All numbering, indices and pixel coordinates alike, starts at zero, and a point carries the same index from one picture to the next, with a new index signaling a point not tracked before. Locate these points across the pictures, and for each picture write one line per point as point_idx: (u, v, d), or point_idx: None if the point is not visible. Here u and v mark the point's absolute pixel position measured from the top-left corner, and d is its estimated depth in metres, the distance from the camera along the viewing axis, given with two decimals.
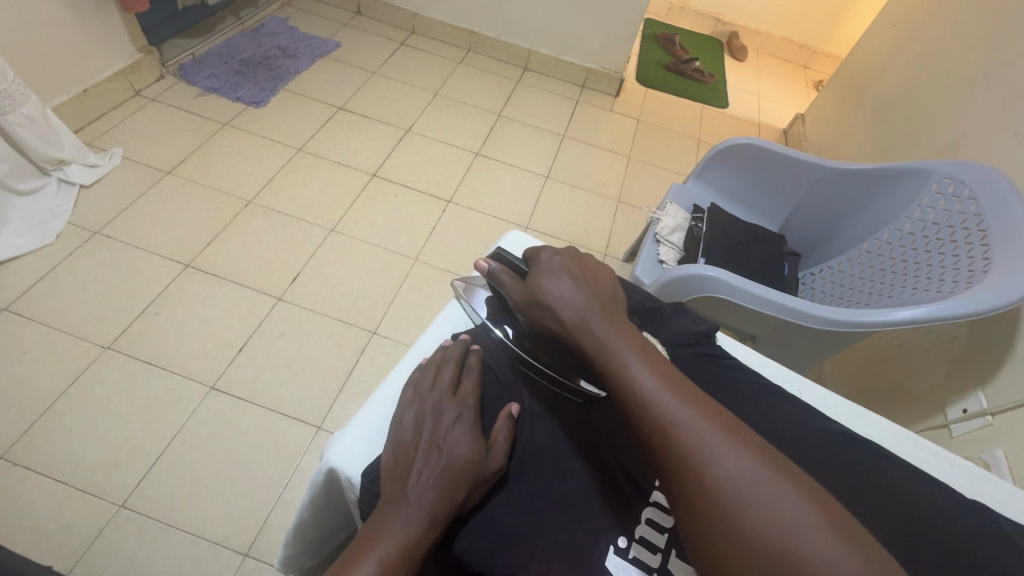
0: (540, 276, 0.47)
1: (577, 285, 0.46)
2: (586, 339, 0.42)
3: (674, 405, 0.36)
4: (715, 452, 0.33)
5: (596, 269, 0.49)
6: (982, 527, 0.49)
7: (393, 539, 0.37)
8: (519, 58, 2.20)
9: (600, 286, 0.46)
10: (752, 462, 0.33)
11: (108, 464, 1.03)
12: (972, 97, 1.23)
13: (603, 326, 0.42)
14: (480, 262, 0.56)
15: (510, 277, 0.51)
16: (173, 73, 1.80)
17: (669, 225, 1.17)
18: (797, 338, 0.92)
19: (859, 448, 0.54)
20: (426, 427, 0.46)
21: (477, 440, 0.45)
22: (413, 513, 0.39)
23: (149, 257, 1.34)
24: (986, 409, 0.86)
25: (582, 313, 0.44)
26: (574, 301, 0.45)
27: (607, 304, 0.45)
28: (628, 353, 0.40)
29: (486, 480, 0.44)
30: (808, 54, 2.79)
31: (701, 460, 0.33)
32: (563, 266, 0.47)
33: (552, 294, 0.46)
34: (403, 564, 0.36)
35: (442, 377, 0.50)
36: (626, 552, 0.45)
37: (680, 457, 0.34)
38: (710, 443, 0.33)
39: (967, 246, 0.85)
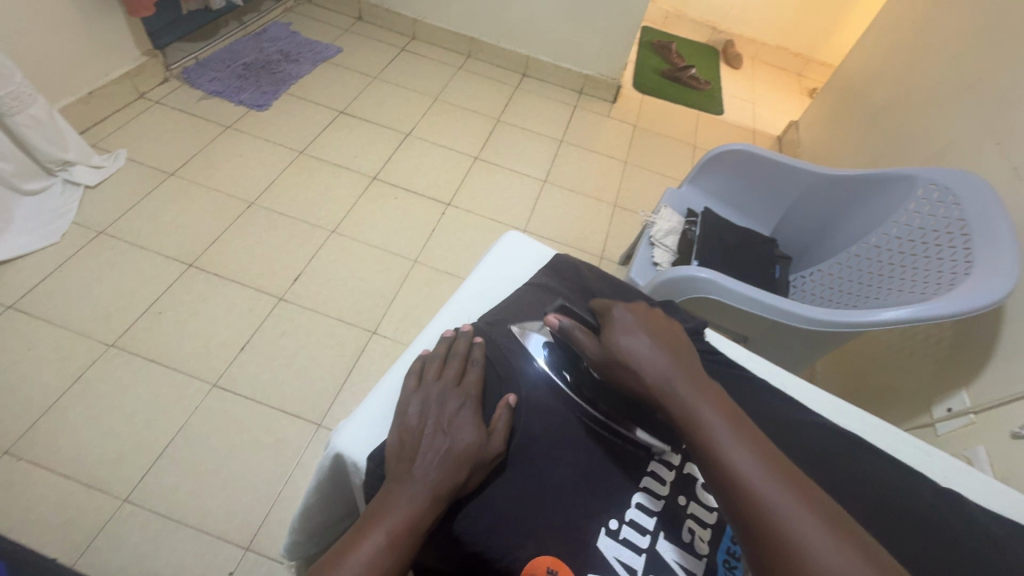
0: (620, 338, 0.48)
1: (657, 347, 0.47)
2: (676, 407, 0.43)
3: (773, 488, 0.37)
4: (820, 547, 0.34)
5: (668, 326, 0.50)
6: (957, 515, 0.52)
7: (399, 514, 0.41)
8: (518, 64, 2.24)
9: (680, 349, 0.48)
10: (855, 555, 0.34)
11: (111, 459, 1.05)
12: (958, 106, 1.27)
13: (693, 393, 0.43)
14: (548, 319, 0.53)
15: (584, 333, 0.50)
16: (177, 76, 1.83)
17: (664, 228, 1.20)
18: (788, 338, 0.94)
19: (843, 441, 0.57)
20: (432, 415, 0.48)
21: (479, 426, 0.47)
22: (417, 491, 0.42)
23: (153, 257, 1.36)
24: (969, 407, 0.89)
25: (669, 378, 0.44)
26: (659, 366, 0.45)
27: (688, 367, 0.46)
28: (721, 426, 0.41)
29: (487, 464, 0.47)
30: (802, 62, 2.83)
31: (807, 551, 0.34)
32: (639, 325, 0.49)
33: (635, 359, 0.46)
34: (410, 537, 0.40)
35: (446, 369, 0.53)
36: (617, 533, 0.47)
37: (784, 544, 0.35)
38: (816, 535, 0.35)
39: (949, 249, 0.89)
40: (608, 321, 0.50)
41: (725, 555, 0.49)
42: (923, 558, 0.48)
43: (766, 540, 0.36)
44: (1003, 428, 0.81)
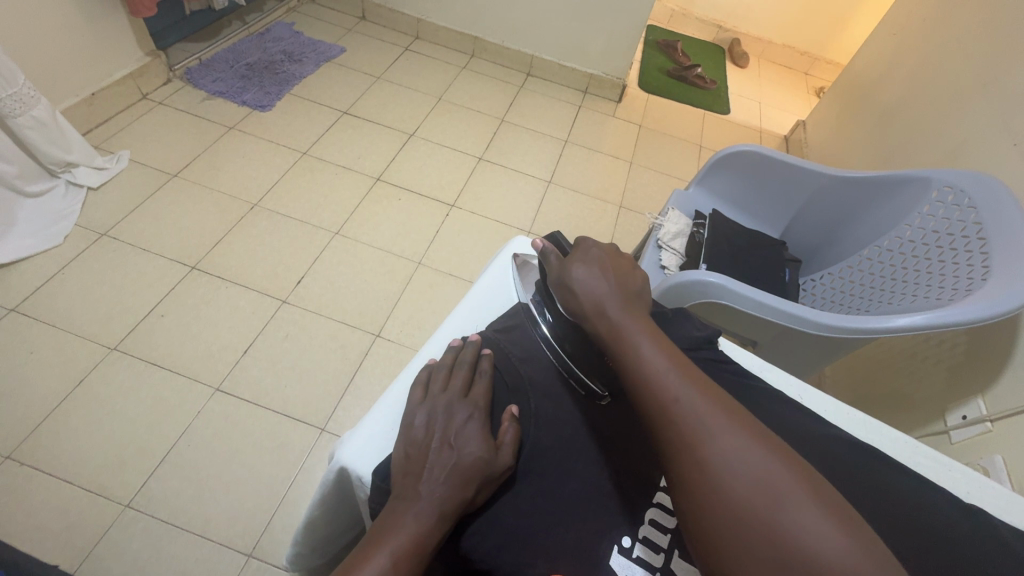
0: (574, 266, 0.52)
1: (603, 276, 0.50)
2: (607, 322, 0.47)
3: (678, 386, 0.40)
4: (712, 428, 0.37)
5: (627, 267, 0.53)
6: (979, 531, 0.51)
7: (404, 534, 0.39)
8: (522, 63, 2.22)
9: (628, 281, 0.51)
10: (745, 438, 0.36)
11: (114, 464, 1.04)
12: (972, 106, 1.24)
13: (624, 313, 0.47)
14: (535, 242, 0.60)
15: (555, 255, 0.55)
16: (180, 76, 1.82)
17: (671, 231, 1.18)
18: (800, 344, 0.92)
19: (861, 454, 0.55)
20: (438, 426, 0.47)
21: (486, 439, 0.45)
22: (423, 508, 0.40)
23: (156, 259, 1.35)
24: (984, 415, 0.88)
25: (605, 301, 0.48)
26: (600, 286, 0.49)
27: (628, 296, 0.49)
28: (644, 335, 0.45)
29: (495, 478, 0.45)
30: (809, 61, 2.80)
31: (698, 433, 0.37)
32: (597, 258, 0.52)
33: (581, 280, 0.50)
34: (416, 557, 0.39)
35: (453, 379, 0.52)
36: (630, 551, 0.47)
37: (681, 428, 0.38)
38: (707, 418, 0.37)
39: (966, 253, 0.86)
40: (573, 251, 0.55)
41: None
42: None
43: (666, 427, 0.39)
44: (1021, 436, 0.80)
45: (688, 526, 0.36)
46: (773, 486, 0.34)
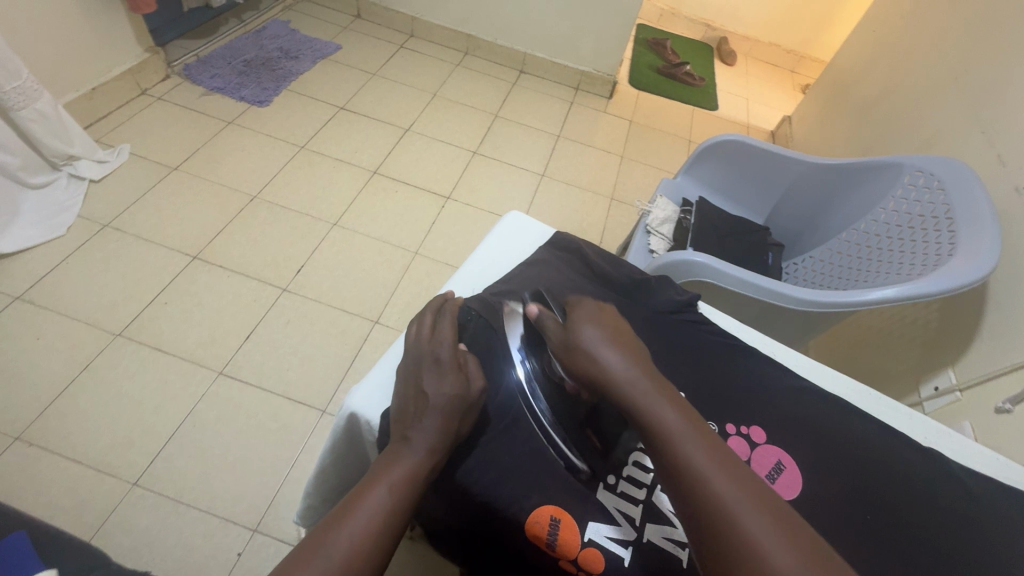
0: (583, 332, 0.48)
1: (616, 347, 0.47)
2: (636, 399, 0.43)
3: (730, 485, 0.36)
4: (762, 539, 0.33)
5: (631, 335, 0.50)
6: (934, 473, 0.56)
7: (399, 468, 0.42)
8: (515, 60, 2.26)
9: (639, 351, 0.48)
10: (805, 553, 0.33)
11: (121, 445, 1.07)
12: (945, 98, 1.30)
13: (654, 389, 0.43)
14: (529, 308, 0.55)
15: (554, 321, 0.51)
16: (178, 73, 1.85)
17: (660, 217, 1.23)
18: (781, 320, 0.96)
19: (831, 406, 0.60)
20: (414, 372, 0.50)
21: (460, 377, 0.48)
22: (415, 447, 0.44)
23: (158, 249, 1.38)
24: (955, 385, 0.93)
25: (631, 375, 0.44)
26: (619, 358, 0.45)
27: (647, 367, 0.46)
28: (676, 416, 0.41)
29: (473, 410, 0.49)
30: (794, 59, 2.87)
31: (751, 547, 0.33)
32: (605, 324, 0.49)
33: (596, 348, 0.46)
34: (412, 484, 0.42)
35: (425, 326, 0.54)
36: (615, 487, 0.52)
37: (727, 536, 0.34)
38: (767, 529, 0.34)
39: (935, 232, 0.92)
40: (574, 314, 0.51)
41: None
42: (898, 511, 0.52)
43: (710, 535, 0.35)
44: (988, 403, 0.85)
45: None
46: None
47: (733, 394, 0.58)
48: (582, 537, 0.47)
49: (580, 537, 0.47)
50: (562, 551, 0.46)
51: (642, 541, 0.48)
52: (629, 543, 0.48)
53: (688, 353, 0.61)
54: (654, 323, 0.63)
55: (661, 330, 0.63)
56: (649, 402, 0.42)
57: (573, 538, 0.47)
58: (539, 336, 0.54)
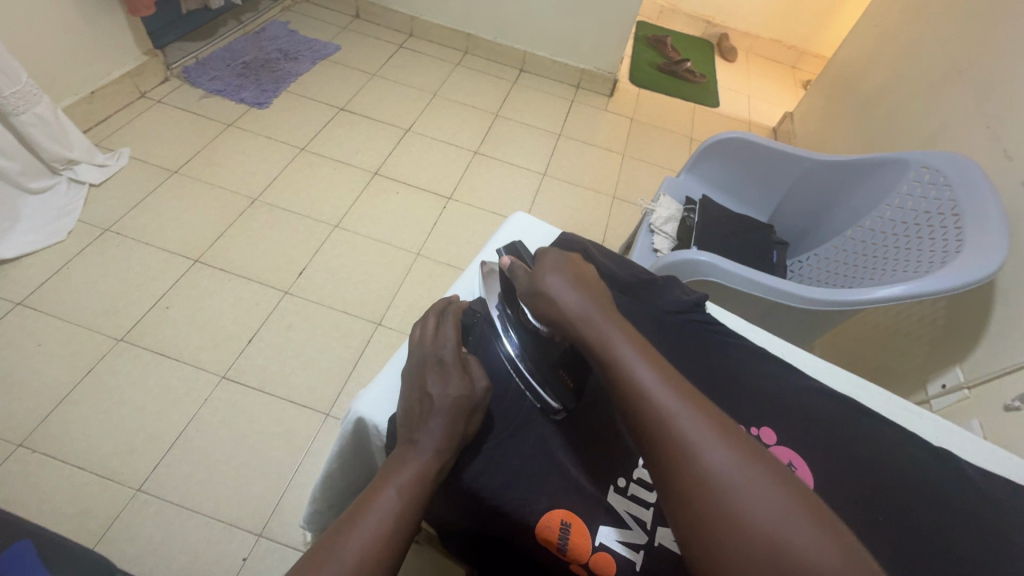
0: (546, 274, 0.49)
1: (576, 285, 0.48)
2: (590, 330, 0.44)
3: (671, 396, 0.38)
4: (696, 438, 0.35)
5: (594, 276, 0.52)
6: (946, 473, 0.55)
7: (406, 471, 0.42)
8: (514, 59, 2.25)
9: (599, 289, 0.49)
10: (738, 451, 0.34)
11: (124, 451, 1.07)
12: (950, 93, 1.29)
13: (608, 320, 0.44)
14: (503, 260, 0.57)
15: (522, 268, 0.53)
16: (177, 75, 1.84)
17: (663, 215, 1.21)
18: (788, 318, 0.96)
19: (840, 405, 0.59)
20: (419, 376, 0.49)
21: (465, 378, 0.48)
22: (422, 448, 0.44)
23: (159, 253, 1.37)
24: (963, 382, 0.92)
25: (587, 309, 0.46)
26: (577, 296, 0.47)
27: (604, 302, 0.47)
28: (625, 341, 0.42)
29: (478, 411, 0.49)
30: (795, 54, 2.86)
31: (685, 447, 0.35)
32: (567, 265, 0.50)
33: (557, 289, 0.48)
34: (420, 487, 0.42)
35: (428, 328, 0.54)
36: (625, 490, 0.51)
37: (664, 439, 0.36)
38: (701, 431, 0.35)
39: (941, 230, 0.91)
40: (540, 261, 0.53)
41: None
42: (910, 512, 0.52)
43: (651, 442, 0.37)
44: (997, 400, 0.84)
45: (685, 540, 0.34)
46: (770, 503, 0.32)
47: (742, 394, 0.58)
48: (592, 542, 0.46)
49: (591, 542, 0.46)
50: (573, 555, 0.46)
51: (653, 545, 0.48)
52: (640, 547, 0.47)
53: (696, 355, 0.60)
54: (662, 326, 0.62)
55: (670, 332, 0.62)
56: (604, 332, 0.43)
57: (585, 543, 0.46)
58: (512, 286, 0.56)
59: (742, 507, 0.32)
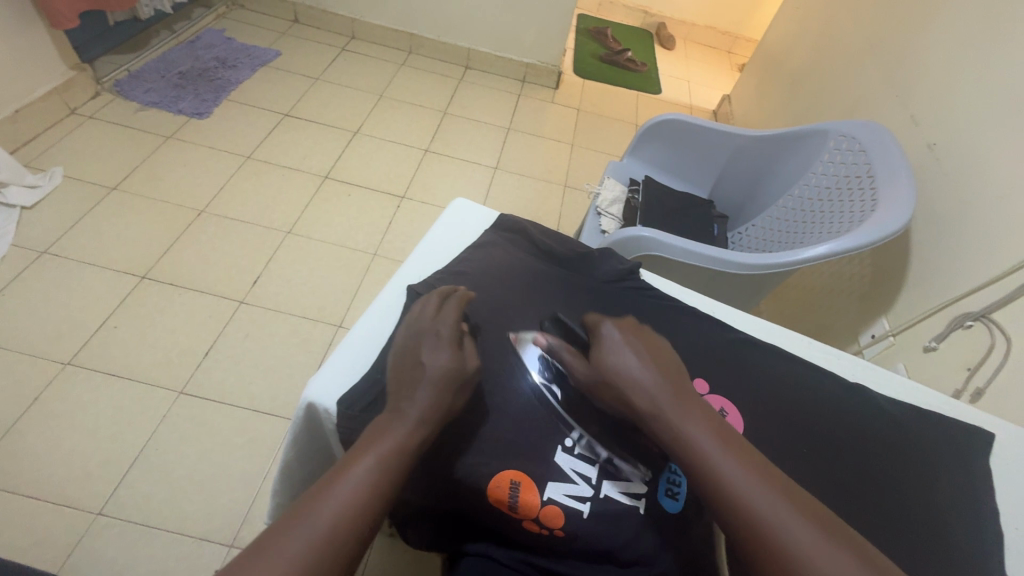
0: (607, 358, 0.49)
1: (642, 363, 0.48)
2: (665, 423, 0.44)
3: (766, 501, 0.38)
4: (812, 554, 0.35)
5: (658, 344, 0.51)
6: (862, 407, 0.61)
7: (390, 439, 0.43)
8: (459, 57, 2.27)
9: (668, 363, 0.49)
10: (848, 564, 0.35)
11: (80, 476, 1.03)
12: (864, 66, 1.38)
13: (681, 409, 0.44)
14: (537, 338, 0.56)
15: (570, 353, 0.53)
16: (109, 89, 1.78)
17: (609, 197, 1.26)
18: (730, 285, 1.01)
19: (763, 354, 0.64)
20: (413, 344, 0.51)
21: (456, 351, 0.50)
22: (408, 415, 0.44)
23: (103, 272, 1.33)
24: (888, 330, 1.00)
25: (657, 395, 0.45)
26: (647, 376, 0.47)
27: (673, 381, 0.47)
28: (707, 435, 0.42)
29: (467, 385, 0.50)
30: (729, 40, 2.98)
31: (802, 562, 0.35)
32: (626, 342, 0.49)
33: (624, 371, 0.47)
34: (401, 455, 0.42)
35: (427, 306, 0.55)
36: (573, 448, 0.52)
37: (776, 552, 0.36)
38: (804, 548, 0.35)
39: (859, 192, 0.99)
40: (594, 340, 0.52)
41: None
42: (824, 443, 0.57)
43: (761, 553, 0.36)
44: (918, 344, 0.92)
45: None
46: None
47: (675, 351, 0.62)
48: (541, 496, 0.49)
49: (540, 496, 0.49)
50: (523, 511, 0.49)
51: (599, 497, 0.50)
52: (587, 498, 0.49)
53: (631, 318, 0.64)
54: (602, 295, 0.66)
55: (609, 299, 0.65)
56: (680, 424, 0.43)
57: (534, 499, 0.49)
58: (555, 365, 0.54)
59: None
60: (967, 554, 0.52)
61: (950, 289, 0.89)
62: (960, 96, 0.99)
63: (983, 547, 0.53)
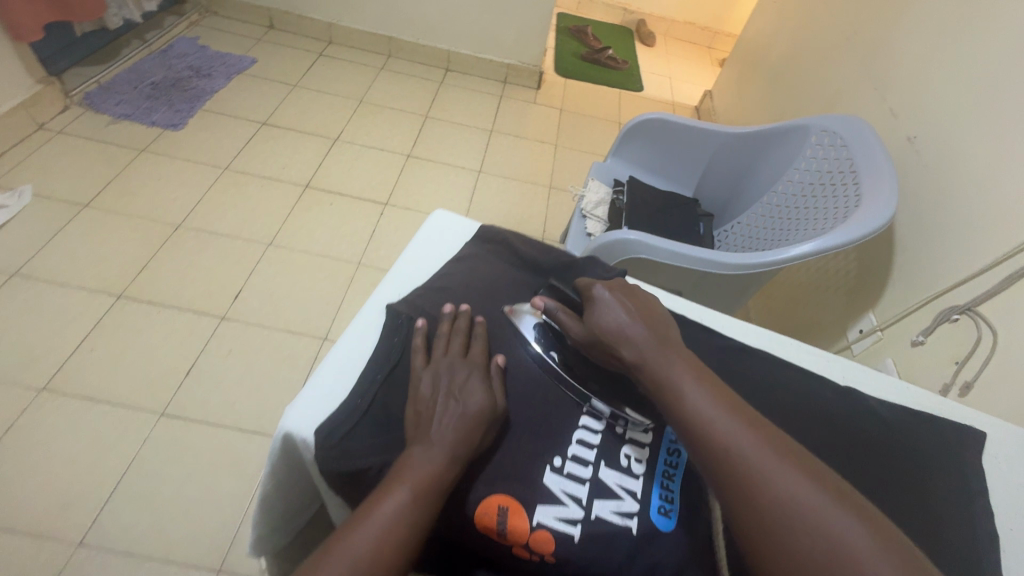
0: (597, 316, 0.53)
1: (631, 317, 0.52)
2: (649, 368, 0.48)
3: (732, 427, 0.42)
4: (772, 473, 0.39)
5: (649, 302, 0.55)
6: (853, 410, 0.60)
7: (421, 474, 0.44)
8: (439, 59, 2.24)
9: (656, 317, 0.53)
10: (803, 479, 0.39)
11: (59, 506, 1.00)
12: (841, 59, 1.38)
13: (664, 354, 0.49)
14: (536, 301, 0.60)
15: (566, 315, 0.56)
16: (79, 103, 1.73)
17: (593, 200, 1.25)
18: (718, 286, 1.00)
19: (751, 361, 0.64)
20: (441, 380, 0.51)
21: (489, 392, 0.50)
22: (438, 450, 0.45)
23: (77, 293, 1.29)
24: (876, 325, 0.99)
25: (643, 342, 0.50)
26: (634, 329, 0.51)
27: (659, 330, 0.51)
28: (685, 374, 0.47)
29: (497, 422, 0.51)
30: (709, 36, 2.98)
31: (760, 478, 0.39)
32: (617, 301, 0.54)
33: (614, 324, 0.52)
34: (434, 490, 0.44)
35: (452, 343, 0.55)
36: (561, 469, 0.51)
37: (740, 471, 0.40)
38: (763, 464, 0.39)
39: (843, 187, 0.98)
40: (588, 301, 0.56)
41: (664, 467, 0.52)
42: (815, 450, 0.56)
43: (725, 472, 0.40)
44: (906, 338, 0.92)
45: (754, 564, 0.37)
46: (838, 533, 0.36)
47: None
48: (530, 521, 0.47)
49: (529, 521, 0.47)
50: (513, 537, 0.47)
51: (591, 519, 0.48)
52: (578, 520, 0.48)
53: None
54: None
55: None
56: (663, 366, 0.48)
57: (523, 524, 0.47)
58: (552, 325, 0.58)
59: (818, 534, 0.36)
60: (962, 556, 0.51)
61: (935, 282, 0.89)
62: (938, 89, 0.99)
63: (979, 549, 0.52)
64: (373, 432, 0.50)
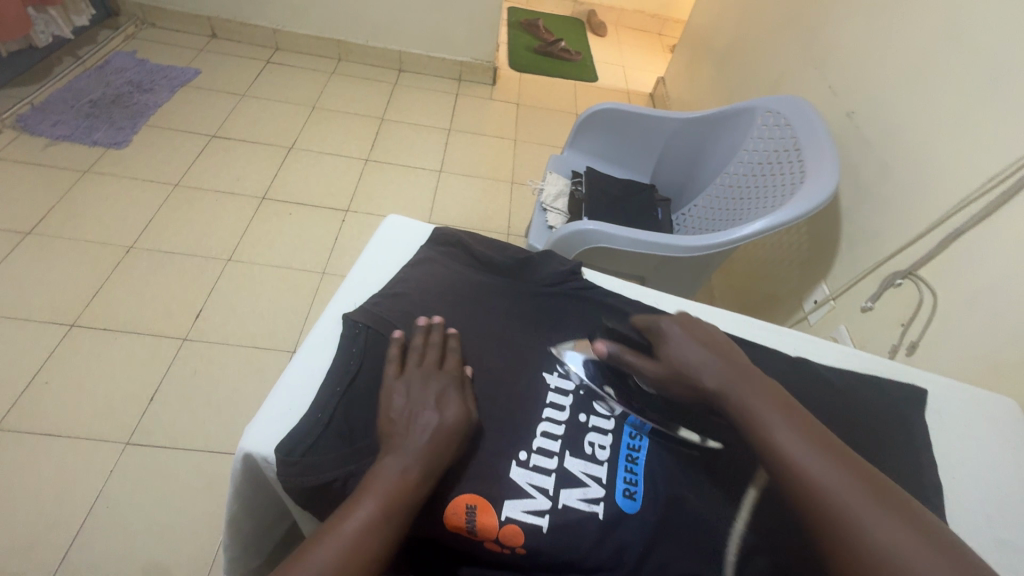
0: (673, 349, 0.51)
1: (707, 352, 0.50)
2: (728, 401, 0.46)
3: (822, 465, 0.40)
4: (867, 519, 0.37)
5: (720, 336, 0.53)
6: (807, 379, 0.63)
7: (388, 483, 0.44)
8: (391, 60, 2.21)
9: (729, 351, 0.51)
10: (900, 524, 0.37)
11: (23, 547, 0.96)
12: (783, 40, 1.42)
13: (744, 389, 0.46)
14: (597, 346, 0.57)
15: (633, 355, 0.54)
16: (11, 125, 1.64)
17: (552, 192, 1.26)
18: (677, 269, 1.03)
19: None
20: (415, 390, 0.51)
21: (463, 406, 0.50)
22: (408, 460, 0.45)
23: (25, 325, 1.23)
24: (829, 295, 1.03)
25: (722, 377, 0.48)
26: (711, 364, 0.49)
27: (735, 365, 0.49)
28: (767, 408, 0.44)
29: (468, 432, 0.51)
30: (659, 22, 3.02)
31: (854, 519, 0.37)
32: (689, 334, 0.52)
33: (690, 359, 0.50)
34: (402, 501, 0.44)
35: (425, 350, 0.55)
36: (527, 462, 0.52)
37: (834, 517, 0.38)
38: (855, 507, 0.38)
39: (788, 165, 1.02)
40: (657, 335, 0.54)
41: (627, 451, 0.54)
42: None
43: (816, 516, 0.39)
44: (856, 305, 0.96)
45: None
46: None
47: None
48: (499, 517, 0.48)
49: (498, 517, 0.48)
50: (483, 533, 0.48)
51: (558, 508, 0.49)
52: (546, 511, 0.49)
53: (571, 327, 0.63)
54: (534, 303, 0.65)
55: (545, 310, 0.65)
56: (743, 399, 0.45)
57: (491, 520, 0.48)
58: (616, 367, 0.56)
59: None
60: None
61: (879, 250, 0.93)
62: (874, 64, 1.03)
63: (926, 499, 0.56)
64: (335, 444, 0.50)
